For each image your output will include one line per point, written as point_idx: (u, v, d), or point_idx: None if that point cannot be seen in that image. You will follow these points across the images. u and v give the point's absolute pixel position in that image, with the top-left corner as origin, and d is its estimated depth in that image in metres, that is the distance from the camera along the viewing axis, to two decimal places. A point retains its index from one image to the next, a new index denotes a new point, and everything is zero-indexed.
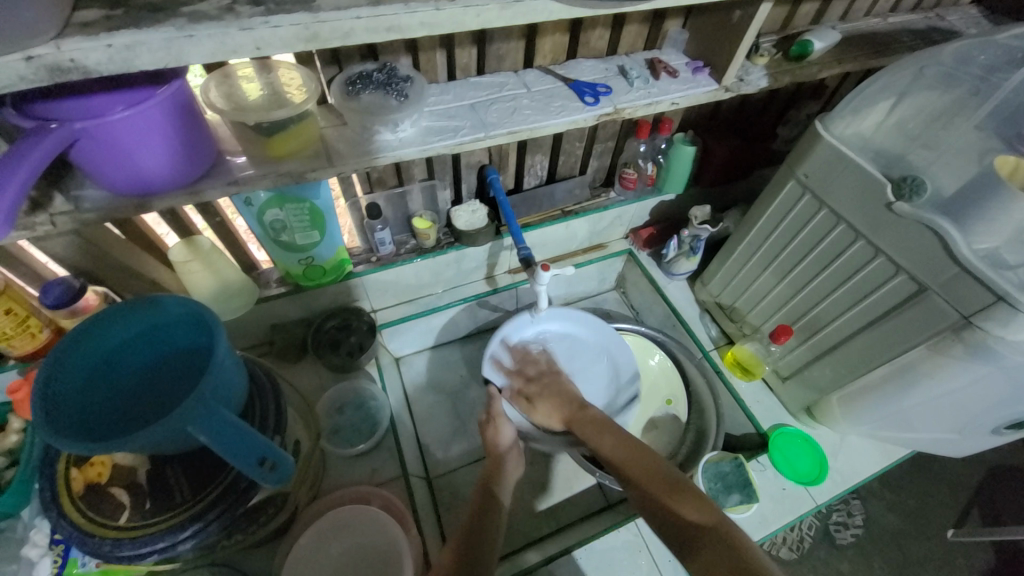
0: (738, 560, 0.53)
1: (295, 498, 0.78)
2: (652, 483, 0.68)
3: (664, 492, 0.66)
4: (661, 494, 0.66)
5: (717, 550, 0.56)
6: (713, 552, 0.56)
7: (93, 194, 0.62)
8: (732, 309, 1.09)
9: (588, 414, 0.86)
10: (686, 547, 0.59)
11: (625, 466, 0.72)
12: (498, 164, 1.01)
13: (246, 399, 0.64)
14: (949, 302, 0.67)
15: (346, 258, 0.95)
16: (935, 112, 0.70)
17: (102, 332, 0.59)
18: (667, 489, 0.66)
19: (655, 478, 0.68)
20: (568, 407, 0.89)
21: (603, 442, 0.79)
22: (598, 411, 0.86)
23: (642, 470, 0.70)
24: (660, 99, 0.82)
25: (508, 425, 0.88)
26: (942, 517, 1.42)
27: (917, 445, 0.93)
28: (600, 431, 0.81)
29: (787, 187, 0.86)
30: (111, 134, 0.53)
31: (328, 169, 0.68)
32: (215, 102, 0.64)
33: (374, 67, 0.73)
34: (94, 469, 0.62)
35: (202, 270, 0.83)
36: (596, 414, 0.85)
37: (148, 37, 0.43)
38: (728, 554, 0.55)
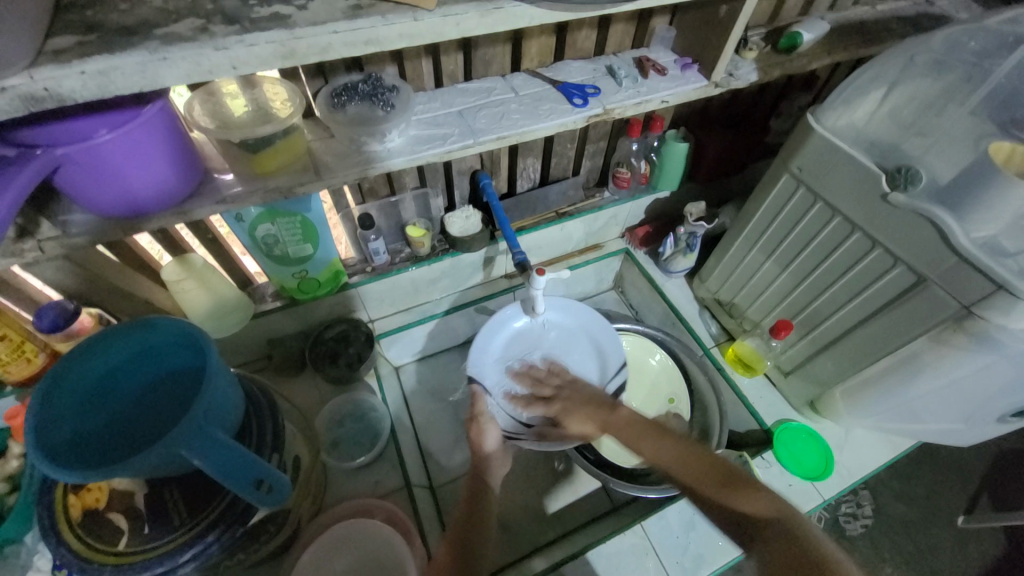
0: (811, 553, 0.53)
1: (298, 513, 0.77)
2: (703, 476, 0.66)
3: (714, 484, 0.65)
4: (715, 490, 0.64)
5: (785, 542, 0.55)
6: (777, 541, 0.55)
7: (80, 218, 0.62)
8: (731, 304, 1.09)
9: (625, 418, 0.80)
10: (751, 540, 0.58)
11: (672, 461, 0.70)
12: (491, 169, 1.01)
13: (242, 419, 0.63)
14: (948, 292, 0.66)
15: (340, 270, 0.95)
16: (927, 101, 0.70)
17: (97, 355, 0.59)
18: (720, 483, 0.65)
19: (706, 471, 0.67)
20: (599, 413, 0.84)
21: (639, 444, 0.74)
22: (629, 410, 0.82)
23: (690, 463, 0.69)
24: (649, 98, 0.81)
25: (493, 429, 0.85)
26: (953, 504, 1.41)
27: (923, 436, 0.92)
28: (636, 435, 0.76)
29: (782, 181, 0.85)
30: (98, 158, 0.53)
31: (316, 182, 0.67)
32: (200, 120, 0.63)
33: (359, 78, 0.72)
34: (92, 494, 0.62)
35: (196, 288, 0.83)
36: (630, 415, 0.80)
37: (121, 62, 0.43)
38: (804, 549, 0.53)
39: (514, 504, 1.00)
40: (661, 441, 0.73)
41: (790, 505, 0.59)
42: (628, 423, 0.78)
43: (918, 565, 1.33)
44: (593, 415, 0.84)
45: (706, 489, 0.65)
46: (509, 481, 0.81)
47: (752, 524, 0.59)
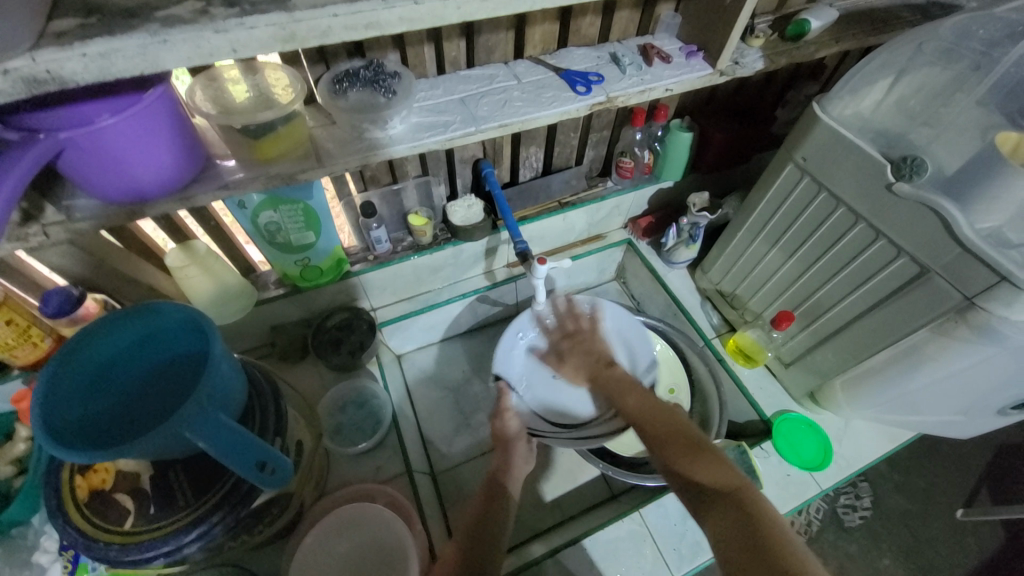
0: (745, 522, 0.53)
1: (301, 497, 0.78)
2: (668, 443, 0.68)
3: (677, 451, 0.66)
4: (674, 455, 0.66)
5: (727, 510, 0.55)
6: (722, 510, 0.56)
7: (84, 204, 0.62)
8: (733, 296, 1.09)
9: (620, 376, 0.85)
10: (700, 507, 0.59)
11: (650, 425, 0.72)
12: (493, 157, 1.00)
13: (245, 404, 0.64)
14: (951, 284, 0.66)
15: (343, 258, 0.95)
16: (936, 89, 0.69)
17: (102, 339, 0.59)
18: (682, 452, 0.65)
19: (673, 439, 0.68)
20: (593, 365, 0.90)
21: (627, 403, 0.79)
22: (625, 372, 0.86)
23: (659, 431, 0.70)
24: (653, 86, 0.80)
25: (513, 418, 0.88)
26: (951, 497, 1.42)
27: (922, 428, 0.92)
28: (626, 393, 0.81)
29: (786, 171, 0.84)
30: (99, 142, 0.53)
31: (318, 169, 0.67)
32: (202, 105, 0.63)
33: (361, 64, 0.72)
34: (98, 475, 0.63)
35: (199, 275, 0.83)
36: (622, 375, 0.85)
37: (122, 45, 0.42)
38: (740, 517, 0.54)
39: None
40: (646, 409, 0.75)
41: (745, 476, 0.59)
42: (624, 386, 0.82)
43: (915, 557, 1.34)
44: (591, 368, 0.90)
45: (670, 455, 0.66)
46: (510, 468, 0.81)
47: (702, 492, 0.60)
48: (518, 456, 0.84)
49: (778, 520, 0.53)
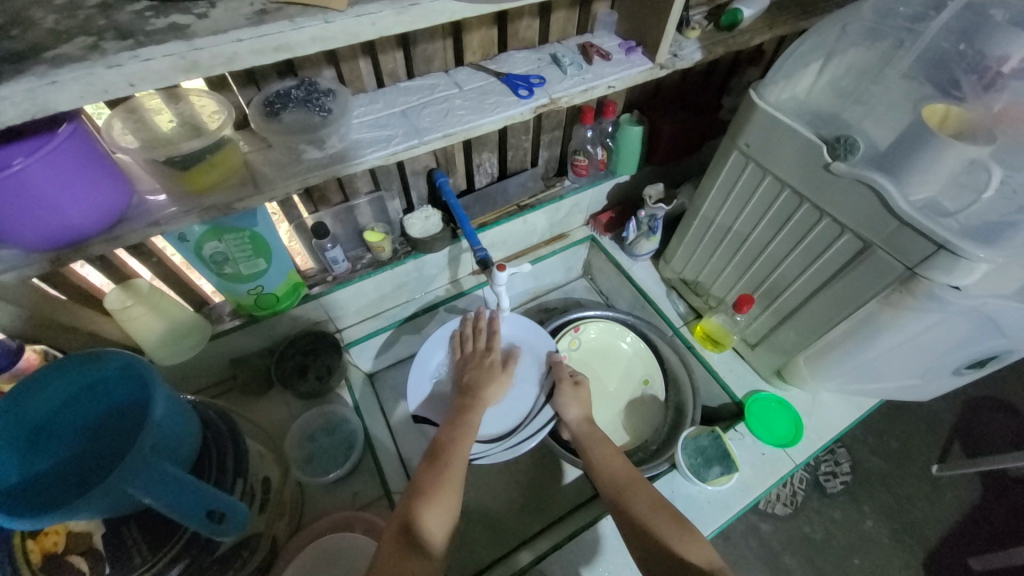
0: None
1: (273, 533, 0.76)
2: (654, 513, 0.69)
3: (665, 521, 0.67)
4: (659, 527, 0.67)
5: None
6: None
7: (2, 255, 0.58)
8: (696, 283, 1.10)
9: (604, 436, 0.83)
10: None
11: (631, 494, 0.72)
12: (446, 166, 0.99)
13: (200, 446, 0.61)
14: (893, 255, 0.68)
15: (299, 282, 0.92)
16: (864, 69, 0.71)
17: (34, 396, 0.56)
18: (668, 524, 0.67)
19: (656, 509, 0.69)
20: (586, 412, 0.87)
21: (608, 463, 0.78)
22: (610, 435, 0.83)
23: (640, 498, 0.71)
24: (595, 84, 0.81)
25: (501, 381, 0.90)
26: (923, 453, 1.48)
27: (884, 394, 0.95)
28: (609, 453, 0.79)
29: (732, 158, 0.86)
30: (9, 191, 0.49)
31: (256, 196, 0.65)
32: (123, 140, 0.60)
33: (293, 84, 0.70)
34: (49, 538, 0.59)
35: (145, 314, 0.79)
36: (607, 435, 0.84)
37: (10, 91, 0.40)
38: None
39: (498, 500, 1.00)
40: (624, 477, 0.75)
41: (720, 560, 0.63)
42: (598, 441, 0.82)
43: (895, 515, 1.39)
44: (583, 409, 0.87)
45: (656, 525, 0.67)
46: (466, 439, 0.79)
47: (682, 566, 0.61)
48: (461, 469, 0.74)
49: None
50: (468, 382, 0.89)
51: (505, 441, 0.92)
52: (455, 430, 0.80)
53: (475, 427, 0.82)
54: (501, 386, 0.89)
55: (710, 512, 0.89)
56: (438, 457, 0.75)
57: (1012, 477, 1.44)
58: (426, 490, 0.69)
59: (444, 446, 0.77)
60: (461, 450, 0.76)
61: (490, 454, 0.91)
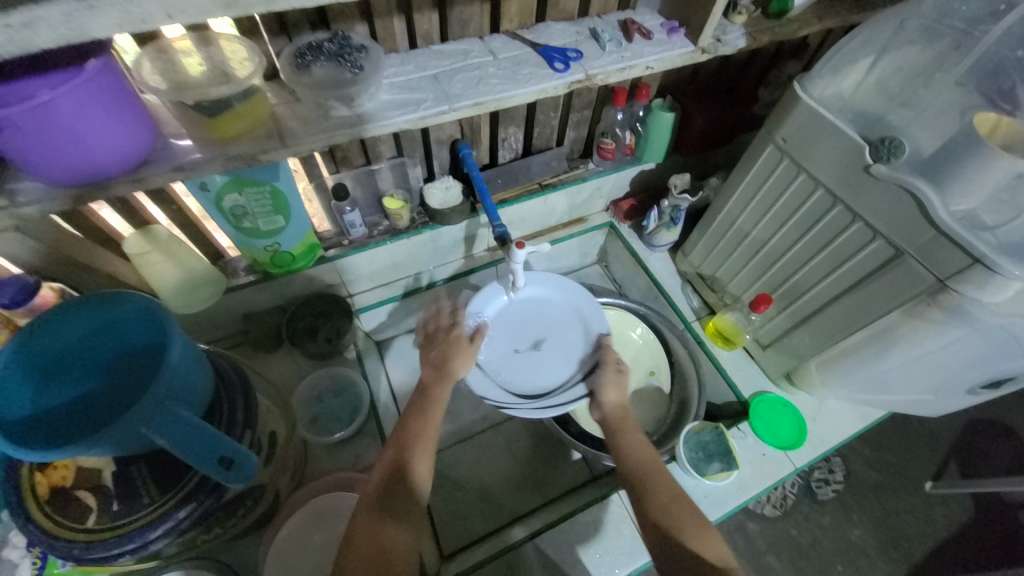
0: None
1: (276, 487, 0.77)
2: (676, 507, 0.68)
3: (684, 516, 0.67)
4: (675, 520, 0.66)
5: None
6: None
7: (26, 187, 0.58)
8: (713, 279, 1.08)
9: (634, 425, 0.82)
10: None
11: (654, 486, 0.71)
12: (471, 138, 0.97)
13: (211, 396, 0.61)
14: (924, 266, 0.67)
15: (315, 243, 0.92)
16: (916, 69, 0.67)
17: (51, 332, 0.57)
18: (688, 519, 0.66)
19: (678, 503, 0.68)
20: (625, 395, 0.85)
21: (635, 450, 0.77)
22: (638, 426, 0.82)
23: (662, 490, 0.70)
24: (634, 63, 0.78)
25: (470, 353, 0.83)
26: (919, 469, 1.47)
27: (892, 406, 0.95)
28: (636, 443, 0.78)
29: (766, 152, 0.83)
30: (37, 121, 0.49)
31: (281, 150, 0.64)
32: (151, 79, 0.59)
33: (326, 37, 0.68)
34: (57, 472, 0.60)
35: (163, 261, 0.80)
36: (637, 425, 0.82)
37: (46, 12, 0.39)
38: None
39: (495, 476, 1.02)
40: (648, 466, 0.74)
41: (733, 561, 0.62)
42: (627, 428, 0.81)
43: (884, 526, 1.39)
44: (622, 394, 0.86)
45: (675, 518, 0.66)
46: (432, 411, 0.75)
47: (699, 563, 0.60)
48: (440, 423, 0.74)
49: None
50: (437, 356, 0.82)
51: (540, 400, 0.92)
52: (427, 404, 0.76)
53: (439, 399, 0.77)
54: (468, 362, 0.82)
55: (705, 507, 0.89)
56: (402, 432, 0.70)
57: (1007, 501, 1.44)
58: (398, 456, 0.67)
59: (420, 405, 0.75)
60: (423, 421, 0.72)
61: (525, 407, 0.89)
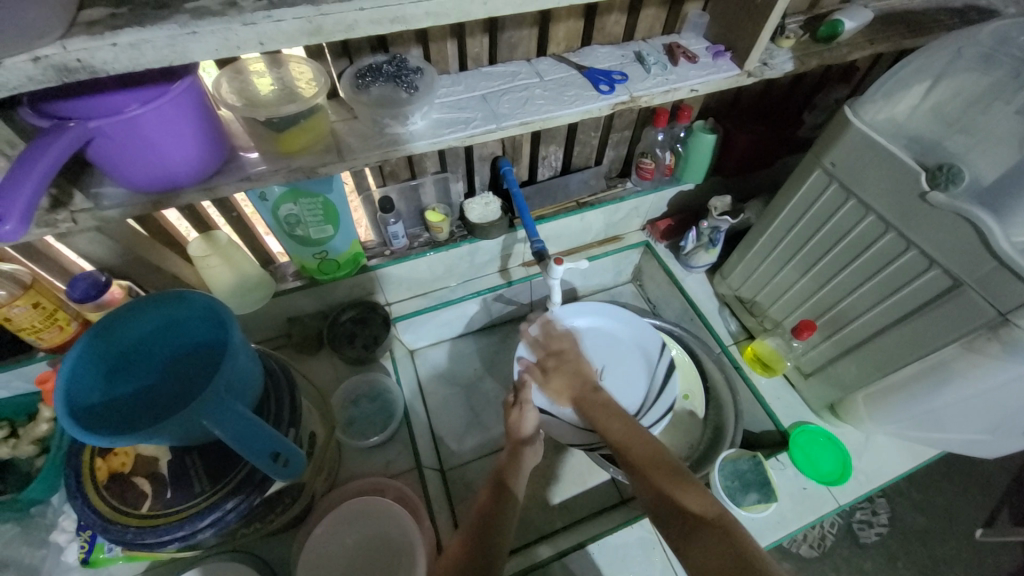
0: (733, 551, 0.55)
1: (312, 487, 0.79)
2: (654, 466, 0.69)
3: (662, 474, 0.67)
4: (659, 479, 0.67)
5: (714, 539, 0.57)
6: (708, 535, 0.58)
7: (111, 191, 0.63)
8: (753, 302, 1.06)
9: (603, 399, 0.83)
10: (685, 535, 0.60)
11: (632, 449, 0.72)
12: (513, 155, 1.00)
13: (261, 394, 0.65)
14: (985, 298, 0.64)
15: (360, 253, 0.96)
16: (975, 96, 0.65)
17: (121, 326, 0.61)
18: (667, 475, 0.67)
19: (655, 463, 0.69)
20: (579, 386, 0.87)
21: (609, 425, 0.78)
22: (611, 398, 0.84)
23: (640, 457, 0.71)
24: (678, 86, 0.79)
25: (534, 413, 0.85)
26: (972, 516, 1.37)
27: (946, 446, 0.89)
28: (608, 416, 0.80)
29: (813, 176, 0.82)
30: (127, 132, 0.54)
31: (339, 164, 0.68)
32: (228, 97, 0.64)
33: (385, 59, 0.72)
34: (117, 458, 0.64)
35: (220, 265, 0.85)
36: (608, 399, 0.83)
37: (153, 35, 0.43)
38: (727, 543, 0.56)
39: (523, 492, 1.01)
40: (625, 432, 0.76)
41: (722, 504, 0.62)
42: (598, 407, 0.82)
43: None
44: (573, 385, 0.87)
45: (658, 479, 0.67)
46: (518, 465, 0.79)
47: (683, 518, 0.61)
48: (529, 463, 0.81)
49: (754, 544, 0.56)
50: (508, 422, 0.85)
51: None
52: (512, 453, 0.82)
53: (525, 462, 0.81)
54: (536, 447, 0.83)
55: None
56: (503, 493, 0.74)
57: None
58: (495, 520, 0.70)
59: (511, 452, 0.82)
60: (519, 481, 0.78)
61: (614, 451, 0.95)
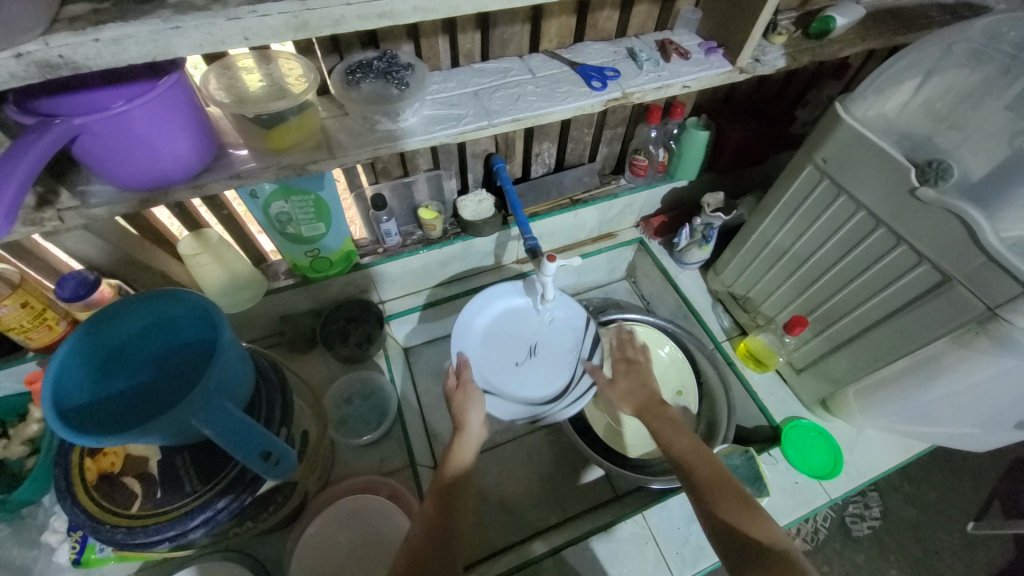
0: None
1: (305, 486, 0.79)
2: (718, 488, 0.63)
3: (727, 497, 0.62)
4: (723, 501, 0.61)
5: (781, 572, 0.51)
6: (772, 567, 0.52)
7: (99, 190, 0.62)
8: (745, 298, 1.07)
9: (671, 414, 0.78)
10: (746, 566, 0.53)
11: (698, 474, 0.66)
12: (506, 151, 0.99)
13: (253, 393, 0.64)
14: (974, 293, 0.64)
15: (352, 251, 0.96)
16: (964, 92, 0.66)
17: (109, 326, 0.60)
18: (733, 499, 0.62)
19: (722, 485, 0.64)
20: (644, 398, 0.83)
21: (672, 439, 0.72)
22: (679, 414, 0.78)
23: (703, 476, 0.66)
24: (670, 82, 0.79)
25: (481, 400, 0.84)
26: (964, 509, 1.39)
27: (937, 440, 0.90)
28: (677, 431, 0.74)
29: (805, 172, 0.82)
30: (114, 129, 0.53)
31: (329, 161, 0.67)
32: (216, 94, 0.63)
33: (375, 55, 0.71)
34: (107, 458, 0.63)
35: (211, 262, 0.84)
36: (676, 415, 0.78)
37: (136, 30, 0.43)
38: None
39: (518, 488, 1.01)
40: (692, 453, 0.69)
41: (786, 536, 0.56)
42: (666, 421, 0.76)
43: (925, 569, 1.31)
44: (640, 397, 0.83)
45: (721, 499, 0.62)
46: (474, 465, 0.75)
47: (754, 549, 0.55)
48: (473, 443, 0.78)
49: None
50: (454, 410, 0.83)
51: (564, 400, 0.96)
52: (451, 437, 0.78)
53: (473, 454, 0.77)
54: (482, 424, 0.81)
55: None
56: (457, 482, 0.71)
57: None
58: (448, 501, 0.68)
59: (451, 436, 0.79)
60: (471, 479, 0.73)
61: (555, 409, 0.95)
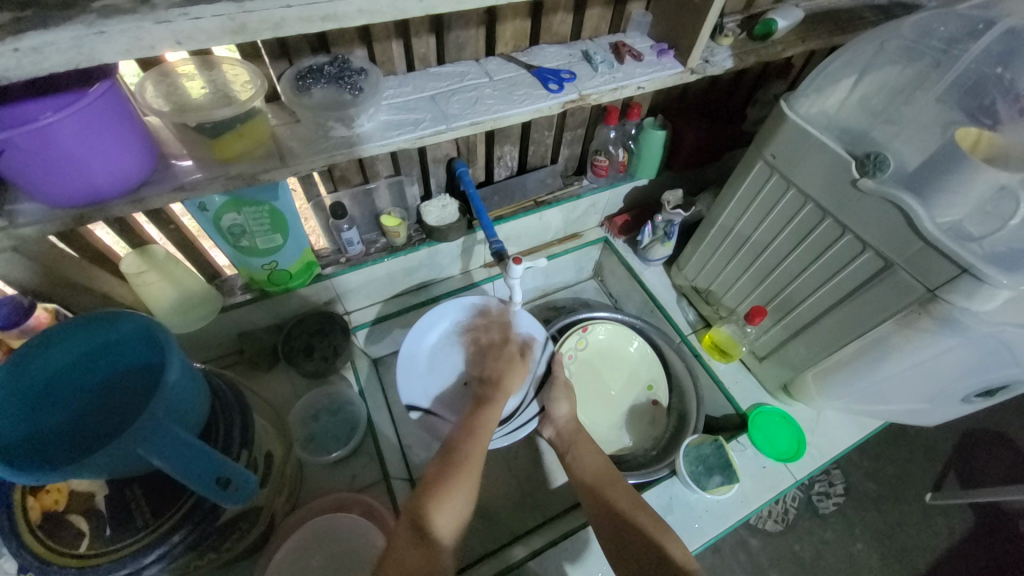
0: None
1: (272, 509, 0.76)
2: (638, 509, 0.71)
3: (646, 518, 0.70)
4: (642, 521, 0.69)
5: None
6: None
7: (28, 208, 0.58)
8: (708, 292, 1.10)
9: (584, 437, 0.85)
10: None
11: (612, 492, 0.74)
12: (468, 156, 0.99)
13: (209, 416, 0.61)
14: (914, 276, 0.68)
15: (312, 261, 0.92)
16: (897, 88, 0.70)
17: (41, 356, 0.55)
18: (650, 519, 0.70)
19: (640, 508, 0.71)
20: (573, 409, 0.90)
21: (584, 466, 0.79)
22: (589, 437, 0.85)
23: (617, 496, 0.73)
24: (625, 83, 0.80)
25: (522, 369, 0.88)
26: (919, 481, 1.47)
27: (890, 417, 0.95)
28: (589, 456, 0.81)
29: (756, 168, 0.86)
30: (42, 143, 0.49)
31: (282, 169, 0.65)
32: (154, 103, 0.60)
33: (326, 60, 0.69)
34: (50, 496, 0.59)
35: (159, 280, 0.79)
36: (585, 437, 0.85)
37: (57, 37, 0.40)
38: None
39: (496, 494, 1.00)
40: (601, 477, 0.77)
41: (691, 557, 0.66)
42: (581, 442, 0.84)
43: (887, 541, 1.38)
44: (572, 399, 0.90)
45: (639, 518, 0.70)
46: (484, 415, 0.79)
47: (665, 565, 0.64)
48: (476, 470, 0.69)
49: None
50: (492, 371, 0.87)
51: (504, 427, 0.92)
52: (489, 396, 0.83)
53: (494, 416, 0.79)
54: (521, 378, 0.87)
55: (707, 521, 0.88)
56: (452, 457, 0.70)
57: (1006, 512, 1.43)
58: (436, 483, 0.66)
59: (457, 442, 0.73)
60: (475, 442, 0.73)
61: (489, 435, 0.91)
